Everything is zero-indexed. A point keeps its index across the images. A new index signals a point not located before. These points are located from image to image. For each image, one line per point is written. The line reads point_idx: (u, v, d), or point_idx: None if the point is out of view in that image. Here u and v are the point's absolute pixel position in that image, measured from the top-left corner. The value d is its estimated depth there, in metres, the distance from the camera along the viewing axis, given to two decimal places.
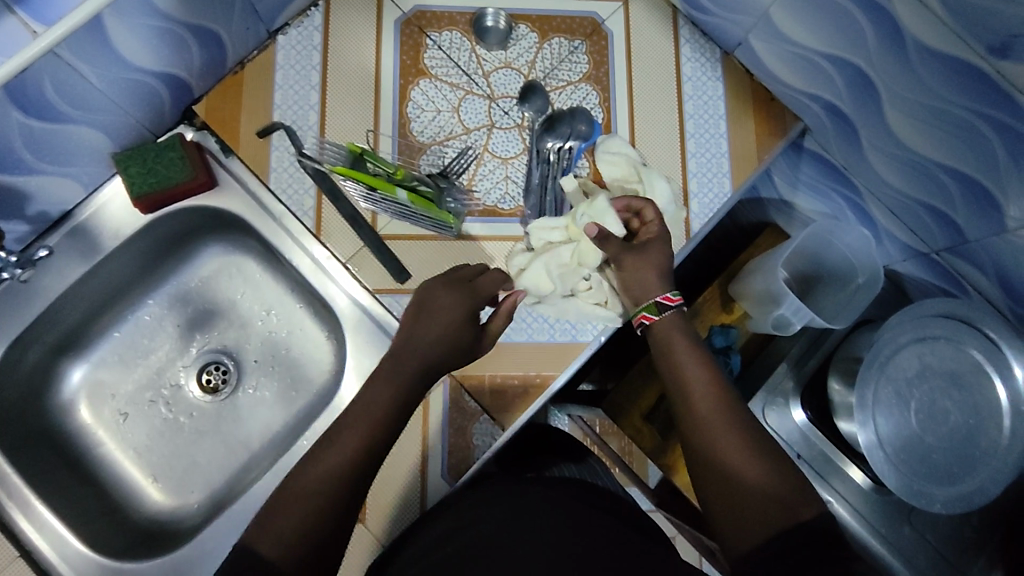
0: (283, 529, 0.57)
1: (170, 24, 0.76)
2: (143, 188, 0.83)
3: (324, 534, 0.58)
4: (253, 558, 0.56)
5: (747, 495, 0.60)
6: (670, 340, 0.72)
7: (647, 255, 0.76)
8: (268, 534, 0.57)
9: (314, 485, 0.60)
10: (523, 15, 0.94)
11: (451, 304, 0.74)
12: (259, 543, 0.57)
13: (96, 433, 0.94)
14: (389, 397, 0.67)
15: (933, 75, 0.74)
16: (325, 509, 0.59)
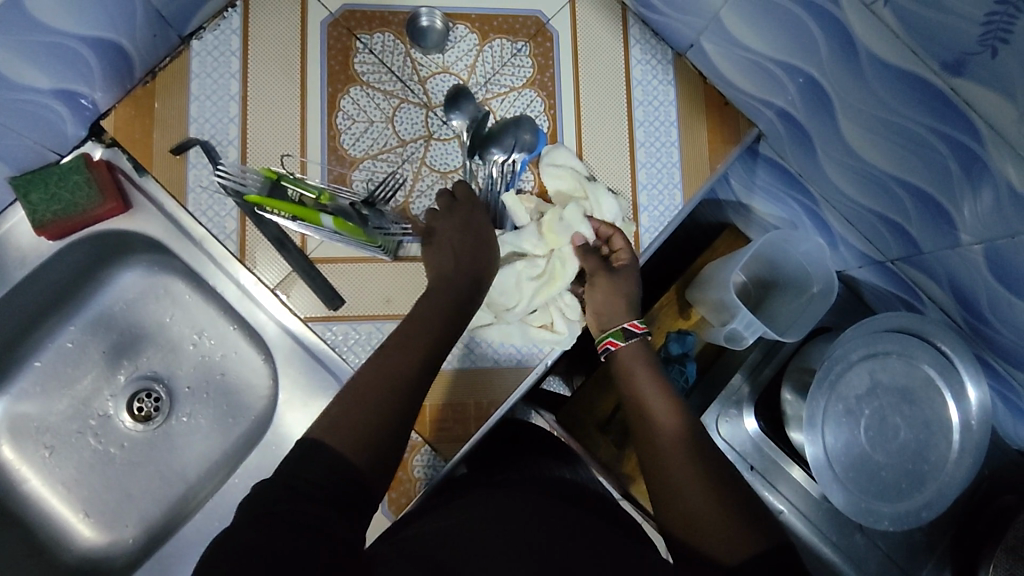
0: (353, 428, 0.58)
1: (61, 39, 0.68)
2: (48, 215, 0.77)
3: (388, 437, 0.59)
4: (326, 454, 0.56)
5: (703, 512, 0.58)
6: (633, 366, 0.75)
7: (619, 282, 0.81)
8: (340, 434, 0.58)
9: (382, 388, 0.61)
10: (462, 14, 0.87)
11: (474, 232, 0.78)
12: (330, 437, 0.57)
13: (20, 468, 0.89)
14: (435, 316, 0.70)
15: (887, 89, 0.70)
16: (393, 411, 0.61)
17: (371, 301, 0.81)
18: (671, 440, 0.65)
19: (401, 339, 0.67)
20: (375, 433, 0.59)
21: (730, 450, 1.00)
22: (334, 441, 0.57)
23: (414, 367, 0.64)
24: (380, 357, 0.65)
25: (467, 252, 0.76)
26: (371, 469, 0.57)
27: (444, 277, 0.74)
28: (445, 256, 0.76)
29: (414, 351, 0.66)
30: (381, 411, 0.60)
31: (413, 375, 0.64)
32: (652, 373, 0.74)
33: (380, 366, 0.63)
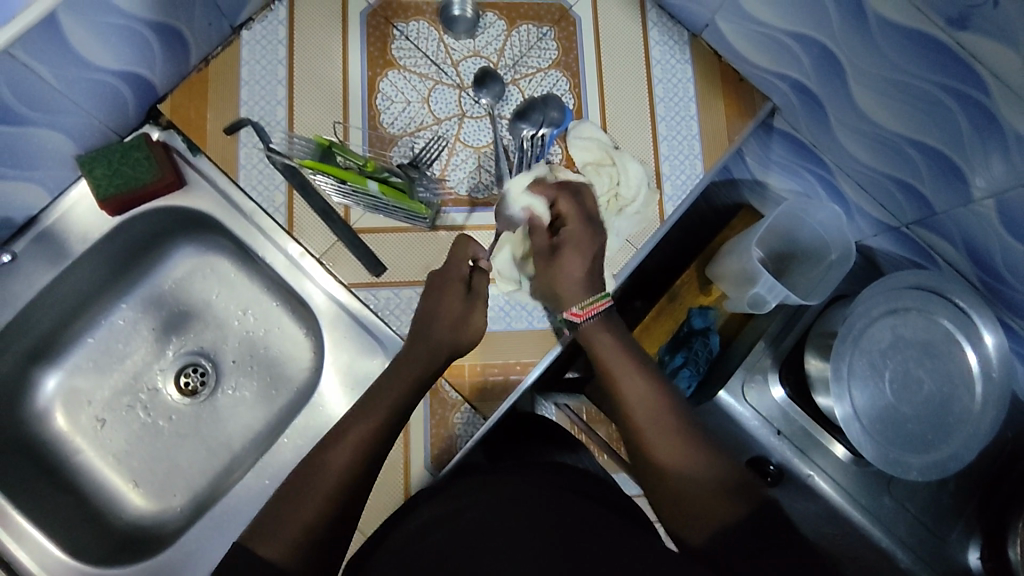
0: (291, 523, 0.57)
1: (130, 22, 0.75)
2: (111, 189, 0.82)
3: (330, 530, 0.58)
4: (256, 559, 0.55)
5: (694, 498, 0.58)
6: (598, 344, 0.70)
7: (572, 255, 0.74)
8: (277, 525, 0.57)
9: (320, 486, 0.59)
10: (490, 3, 0.93)
11: (452, 302, 0.76)
12: (264, 541, 0.56)
13: (73, 440, 0.92)
14: (394, 394, 0.68)
15: (895, 50, 0.75)
16: (336, 499, 0.59)
17: (411, 268, 0.86)
18: (654, 429, 0.63)
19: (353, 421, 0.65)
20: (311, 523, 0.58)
21: (754, 417, 1.03)
22: (266, 541, 0.56)
23: (353, 458, 0.62)
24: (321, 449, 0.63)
25: (446, 329, 0.74)
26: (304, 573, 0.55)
27: (418, 346, 0.73)
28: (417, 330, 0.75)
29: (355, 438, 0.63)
30: (317, 505, 0.58)
31: (355, 467, 0.61)
32: (619, 349, 0.69)
33: (321, 461, 0.61)
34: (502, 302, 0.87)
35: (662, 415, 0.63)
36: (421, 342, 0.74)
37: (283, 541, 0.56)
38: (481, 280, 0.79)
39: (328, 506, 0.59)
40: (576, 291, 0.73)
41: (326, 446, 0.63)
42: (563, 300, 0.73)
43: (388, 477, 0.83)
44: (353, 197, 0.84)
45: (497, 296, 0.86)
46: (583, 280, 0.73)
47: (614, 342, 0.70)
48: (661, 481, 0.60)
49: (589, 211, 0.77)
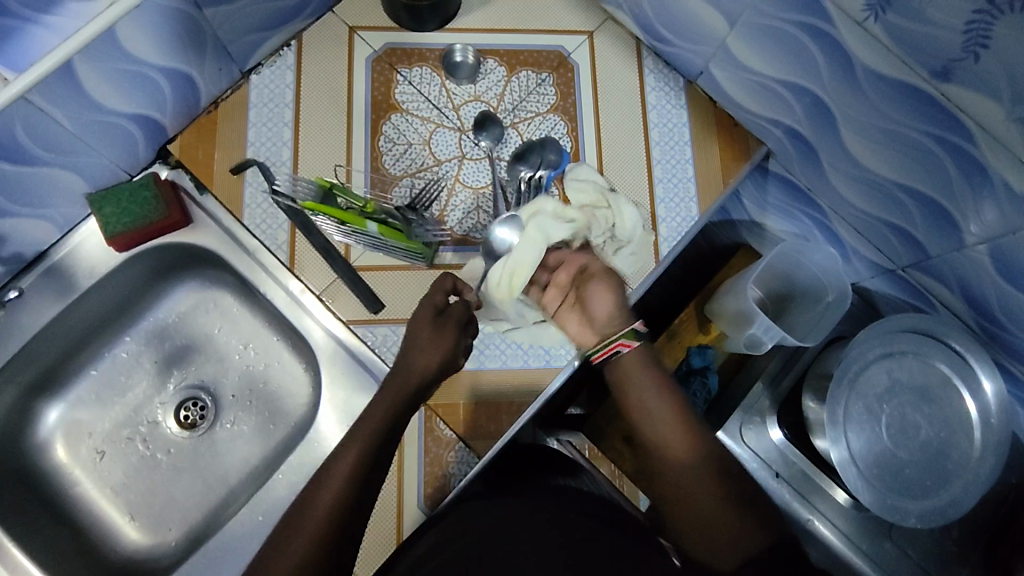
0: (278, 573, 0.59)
1: (143, 68, 0.78)
2: (118, 226, 0.85)
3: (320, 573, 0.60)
4: None
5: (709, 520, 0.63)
6: (629, 371, 0.72)
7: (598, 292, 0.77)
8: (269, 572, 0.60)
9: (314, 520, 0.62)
10: (491, 50, 0.97)
11: (429, 329, 0.76)
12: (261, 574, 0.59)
13: (72, 471, 0.93)
14: (377, 430, 0.69)
15: (883, 99, 0.77)
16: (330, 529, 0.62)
17: (408, 306, 0.87)
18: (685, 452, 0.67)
19: (331, 467, 0.66)
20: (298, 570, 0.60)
21: (753, 459, 1.01)
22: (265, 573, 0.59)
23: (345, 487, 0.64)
24: (304, 498, 0.65)
25: (426, 355, 0.75)
26: None
27: (396, 375, 0.74)
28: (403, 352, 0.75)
29: (334, 485, 0.64)
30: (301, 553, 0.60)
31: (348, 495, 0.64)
32: (651, 373, 0.72)
33: (305, 512, 0.63)
34: (498, 340, 0.88)
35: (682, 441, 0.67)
36: (403, 360, 0.75)
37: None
38: (460, 305, 0.79)
39: (315, 554, 0.61)
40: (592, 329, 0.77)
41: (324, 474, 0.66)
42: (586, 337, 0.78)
43: (381, 518, 0.83)
44: (351, 235, 0.86)
45: (492, 334, 0.87)
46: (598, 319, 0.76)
47: (642, 367, 0.72)
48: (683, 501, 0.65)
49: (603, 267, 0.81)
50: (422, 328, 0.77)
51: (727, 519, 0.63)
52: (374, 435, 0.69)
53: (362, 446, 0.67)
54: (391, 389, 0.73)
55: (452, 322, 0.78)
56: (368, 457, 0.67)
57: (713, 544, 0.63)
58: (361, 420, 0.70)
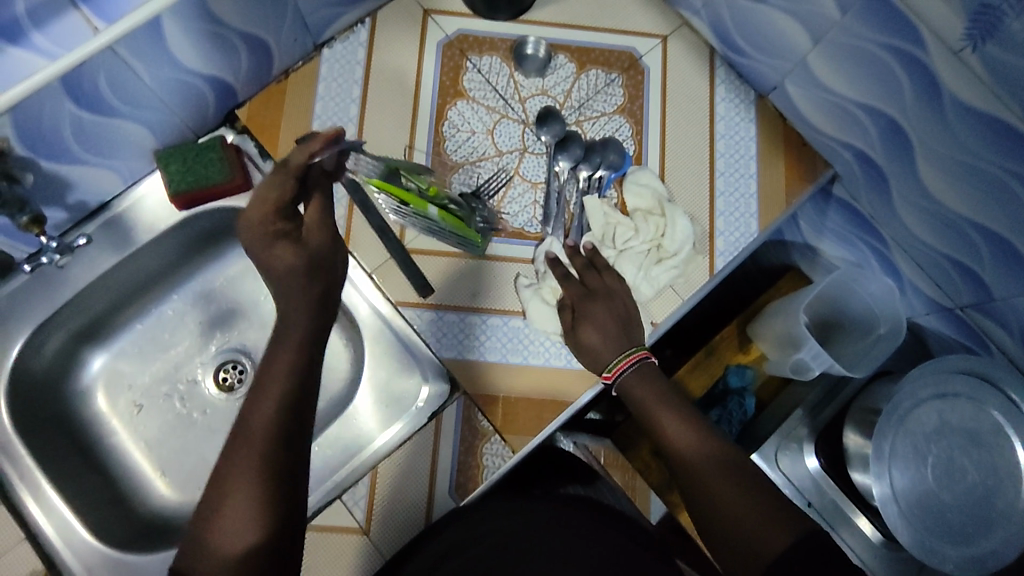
0: (231, 510, 0.59)
1: (225, 31, 0.79)
2: (181, 185, 0.86)
3: (271, 490, 0.60)
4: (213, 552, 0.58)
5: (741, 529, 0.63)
6: (637, 396, 0.75)
7: (596, 308, 0.81)
8: (226, 526, 0.59)
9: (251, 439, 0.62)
10: (563, 45, 0.96)
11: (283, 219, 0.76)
12: (215, 531, 0.59)
13: (109, 422, 0.94)
14: (295, 345, 0.69)
15: (967, 131, 0.74)
16: (272, 445, 0.62)
17: (459, 294, 0.87)
18: (705, 470, 0.67)
19: (251, 419, 0.64)
20: (254, 497, 0.59)
21: (787, 484, 0.99)
22: (215, 526, 0.59)
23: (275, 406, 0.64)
24: (226, 458, 0.62)
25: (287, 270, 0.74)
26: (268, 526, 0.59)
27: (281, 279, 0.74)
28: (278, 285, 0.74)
29: (264, 409, 0.64)
30: (248, 481, 0.60)
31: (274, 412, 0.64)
32: (658, 392, 0.75)
33: (234, 465, 0.61)
34: (543, 338, 0.86)
35: (698, 449, 0.69)
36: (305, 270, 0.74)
37: (233, 540, 0.58)
38: (286, 163, 0.77)
39: (260, 475, 0.60)
40: (603, 356, 0.79)
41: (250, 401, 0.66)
42: (597, 358, 0.79)
43: (410, 501, 0.82)
44: (423, 228, 0.88)
45: (537, 332, 0.86)
46: (605, 344, 0.79)
47: (647, 385, 0.76)
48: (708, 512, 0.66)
49: (622, 314, 0.81)
50: (280, 254, 0.75)
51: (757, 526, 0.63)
52: (295, 353, 0.69)
53: (284, 367, 0.67)
54: (290, 326, 0.71)
55: (318, 175, 0.79)
56: (292, 381, 0.66)
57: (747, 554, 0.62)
58: (267, 367, 0.68)
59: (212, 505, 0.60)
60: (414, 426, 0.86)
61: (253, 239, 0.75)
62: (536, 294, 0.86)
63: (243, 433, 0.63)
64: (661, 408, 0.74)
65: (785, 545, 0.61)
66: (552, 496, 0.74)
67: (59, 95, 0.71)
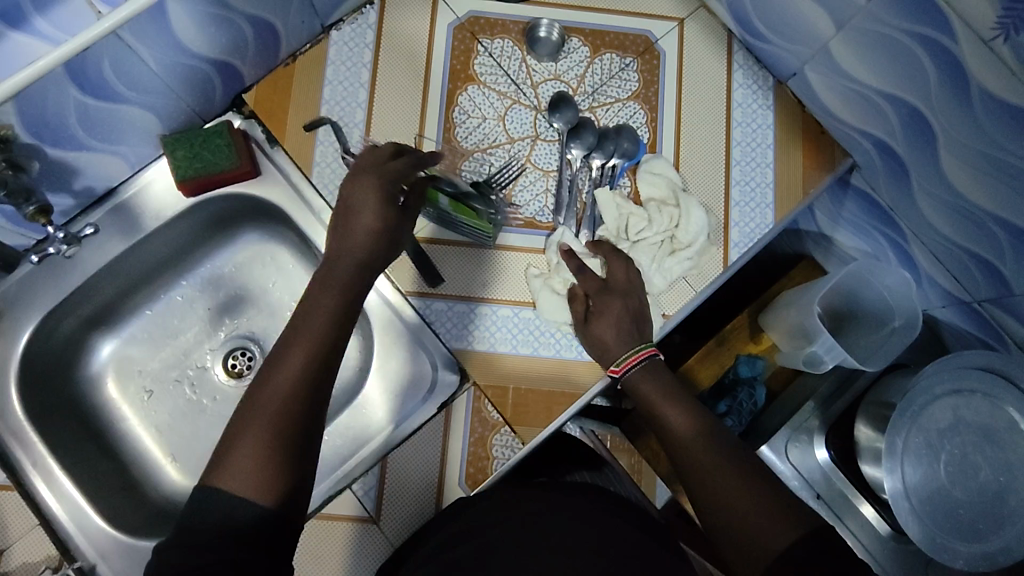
0: (246, 464, 0.56)
1: (232, 14, 0.77)
2: (188, 171, 0.84)
3: (291, 450, 0.58)
4: (224, 503, 0.55)
5: (747, 525, 0.60)
6: (642, 391, 0.73)
7: (610, 304, 0.79)
8: (236, 478, 0.56)
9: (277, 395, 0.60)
10: (577, 28, 0.93)
11: (387, 196, 0.73)
12: (225, 481, 0.56)
13: (119, 407, 0.95)
14: (333, 301, 0.67)
15: (994, 122, 0.72)
16: (300, 401, 0.60)
17: (469, 284, 0.86)
18: (708, 462, 0.65)
19: (272, 375, 0.61)
20: (271, 454, 0.57)
21: (796, 476, 0.98)
22: (229, 476, 0.56)
23: (307, 360, 0.62)
24: (245, 412, 0.60)
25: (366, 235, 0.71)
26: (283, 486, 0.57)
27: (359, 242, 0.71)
28: (343, 240, 0.71)
29: (297, 361, 0.62)
30: (270, 436, 0.58)
31: (304, 369, 0.62)
32: (661, 387, 0.73)
33: (251, 417, 0.59)
34: (553, 330, 0.85)
35: (703, 442, 0.67)
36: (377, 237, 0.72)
37: (245, 492, 0.55)
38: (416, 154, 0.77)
39: (282, 432, 0.58)
40: (613, 349, 0.77)
41: (276, 355, 0.63)
42: (605, 352, 0.78)
43: (421, 493, 0.82)
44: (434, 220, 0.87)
45: (548, 324, 0.85)
46: (618, 339, 0.77)
47: (653, 380, 0.73)
48: (713, 506, 0.63)
49: (636, 308, 0.80)
50: (375, 215, 0.71)
51: (764, 519, 0.60)
52: (331, 309, 0.67)
53: (322, 320, 0.65)
54: (333, 285, 0.68)
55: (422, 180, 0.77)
56: (326, 339, 0.64)
57: (754, 549, 0.59)
58: (302, 320, 0.66)
59: (223, 454, 0.58)
60: (425, 414, 0.85)
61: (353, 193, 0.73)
62: (546, 285, 0.86)
63: (264, 387, 0.61)
64: (666, 402, 0.71)
65: (793, 539, 0.58)
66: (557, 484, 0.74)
67: (63, 83, 0.70)
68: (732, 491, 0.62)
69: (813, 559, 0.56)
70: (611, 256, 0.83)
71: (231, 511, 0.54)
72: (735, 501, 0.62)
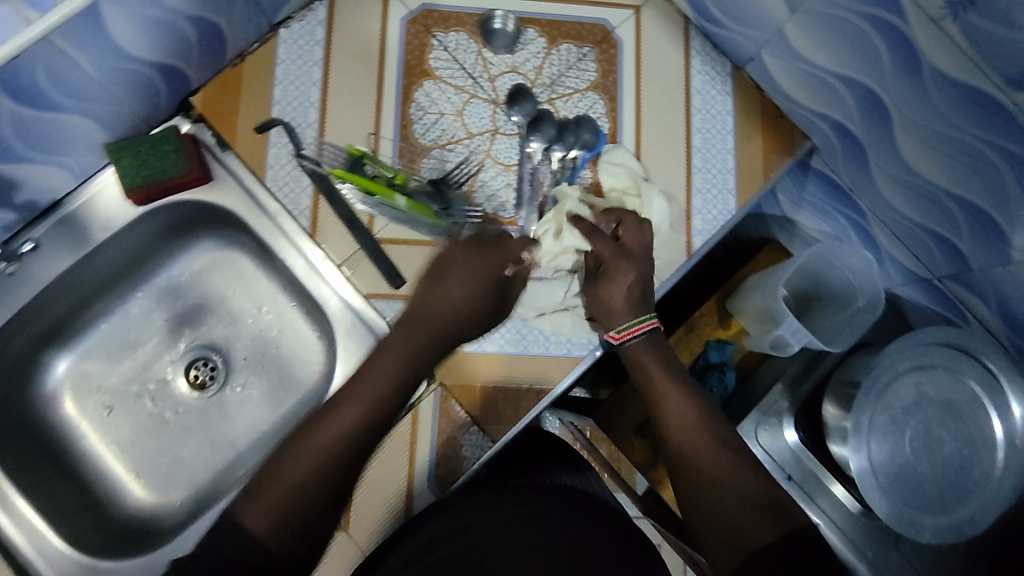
0: (273, 507, 0.57)
1: (171, 15, 0.74)
2: (136, 179, 0.81)
3: (319, 512, 0.58)
4: (241, 531, 0.55)
5: (729, 514, 0.61)
6: (648, 368, 0.76)
7: (625, 268, 0.80)
8: (257, 513, 0.56)
9: (319, 450, 0.60)
10: (532, 19, 0.92)
11: (493, 277, 0.80)
12: (251, 511, 0.57)
13: (79, 425, 0.92)
14: (390, 367, 0.69)
15: (946, 102, 0.72)
16: (338, 461, 0.60)
17: None
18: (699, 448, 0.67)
19: (324, 421, 0.62)
20: (301, 506, 0.58)
21: (766, 458, 1.01)
22: (256, 510, 0.57)
23: (353, 424, 0.62)
24: (286, 451, 0.61)
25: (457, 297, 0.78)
26: (294, 541, 0.56)
27: (444, 308, 0.77)
28: (431, 293, 0.78)
29: (344, 419, 0.62)
30: (302, 486, 0.58)
31: (353, 433, 0.62)
32: (668, 371, 0.76)
33: (288, 462, 0.59)
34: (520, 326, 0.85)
35: (697, 429, 0.69)
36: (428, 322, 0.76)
37: (261, 531, 0.56)
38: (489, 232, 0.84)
39: (315, 490, 0.59)
40: (620, 316, 0.79)
41: (331, 404, 0.64)
42: (610, 314, 0.80)
43: (393, 496, 0.82)
44: (400, 218, 0.85)
45: (515, 320, 0.85)
46: (627, 305, 0.79)
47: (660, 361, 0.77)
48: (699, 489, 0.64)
49: (646, 275, 0.81)
50: (458, 288, 0.78)
51: (746, 516, 0.60)
52: (393, 378, 0.68)
53: (387, 387, 0.67)
54: (391, 356, 0.70)
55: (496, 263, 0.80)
56: (378, 407, 0.65)
57: (734, 542, 0.59)
58: (364, 375, 0.68)
59: (258, 484, 0.59)
60: None
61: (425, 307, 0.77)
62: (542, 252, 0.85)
63: (312, 431, 0.62)
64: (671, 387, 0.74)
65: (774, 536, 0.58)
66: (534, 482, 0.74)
67: None
68: (717, 479, 0.64)
69: (792, 553, 0.57)
70: (624, 218, 0.83)
71: (240, 544, 0.55)
72: (718, 486, 0.64)
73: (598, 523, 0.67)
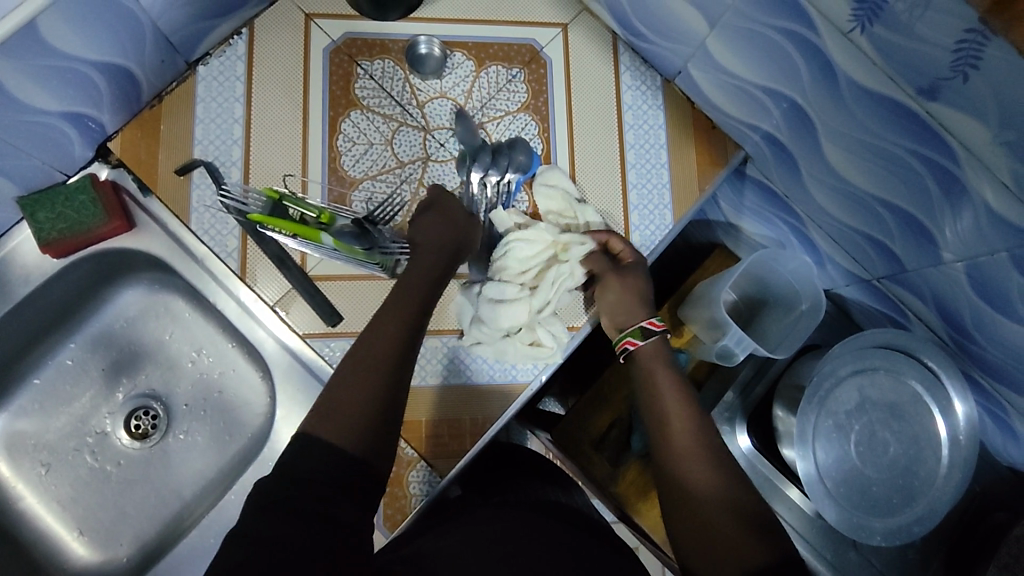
0: (346, 422, 0.59)
1: (73, 64, 0.71)
2: (52, 233, 0.80)
3: (387, 413, 0.61)
4: (323, 445, 0.57)
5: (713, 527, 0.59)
6: (652, 368, 0.74)
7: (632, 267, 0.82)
8: (333, 432, 0.58)
9: (370, 369, 0.63)
10: (459, 42, 0.91)
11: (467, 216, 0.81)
12: (321, 430, 0.58)
13: (15, 486, 0.89)
14: (415, 296, 0.71)
15: (865, 112, 0.73)
16: (393, 368, 0.64)
17: (368, 319, 0.83)
18: (693, 455, 0.65)
19: (368, 344, 0.65)
20: (370, 417, 0.60)
21: None
22: (330, 429, 0.58)
23: (394, 340, 0.66)
24: (342, 380, 0.62)
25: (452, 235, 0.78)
26: (374, 444, 0.59)
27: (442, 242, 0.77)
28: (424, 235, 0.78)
29: (387, 338, 0.66)
30: (367, 403, 0.61)
31: (395, 351, 0.65)
32: (671, 374, 0.73)
33: (349, 386, 0.61)
34: (464, 355, 0.85)
35: (693, 437, 0.67)
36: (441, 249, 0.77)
37: (346, 439, 0.58)
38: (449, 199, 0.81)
39: (380, 398, 0.61)
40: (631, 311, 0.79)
41: (368, 333, 0.67)
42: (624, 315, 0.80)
43: None
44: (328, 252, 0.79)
45: (459, 350, 0.84)
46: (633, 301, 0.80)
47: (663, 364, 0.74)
48: (687, 500, 0.62)
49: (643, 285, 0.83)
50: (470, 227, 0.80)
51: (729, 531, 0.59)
52: (416, 303, 0.70)
53: (412, 309, 0.70)
54: (414, 285, 0.72)
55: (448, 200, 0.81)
56: (410, 323, 0.68)
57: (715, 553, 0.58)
58: (389, 304, 0.70)
59: (319, 411, 0.60)
60: None
61: (430, 231, 0.77)
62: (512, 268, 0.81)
63: (360, 355, 0.64)
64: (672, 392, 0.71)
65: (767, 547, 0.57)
66: (529, 504, 0.73)
67: None
68: (707, 490, 0.62)
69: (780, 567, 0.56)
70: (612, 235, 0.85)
71: (327, 459, 0.56)
72: (704, 500, 0.61)
73: (579, 529, 0.68)
